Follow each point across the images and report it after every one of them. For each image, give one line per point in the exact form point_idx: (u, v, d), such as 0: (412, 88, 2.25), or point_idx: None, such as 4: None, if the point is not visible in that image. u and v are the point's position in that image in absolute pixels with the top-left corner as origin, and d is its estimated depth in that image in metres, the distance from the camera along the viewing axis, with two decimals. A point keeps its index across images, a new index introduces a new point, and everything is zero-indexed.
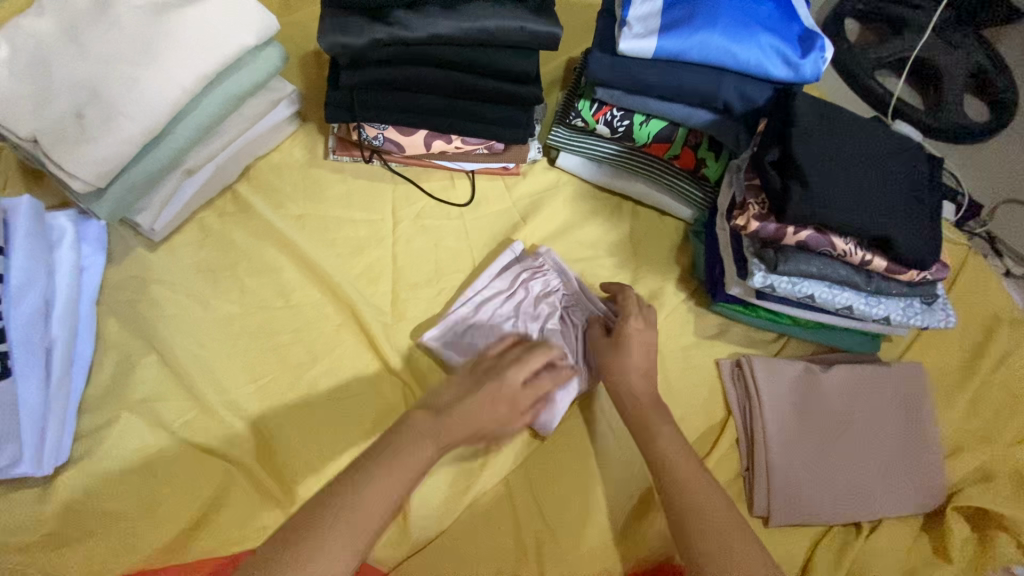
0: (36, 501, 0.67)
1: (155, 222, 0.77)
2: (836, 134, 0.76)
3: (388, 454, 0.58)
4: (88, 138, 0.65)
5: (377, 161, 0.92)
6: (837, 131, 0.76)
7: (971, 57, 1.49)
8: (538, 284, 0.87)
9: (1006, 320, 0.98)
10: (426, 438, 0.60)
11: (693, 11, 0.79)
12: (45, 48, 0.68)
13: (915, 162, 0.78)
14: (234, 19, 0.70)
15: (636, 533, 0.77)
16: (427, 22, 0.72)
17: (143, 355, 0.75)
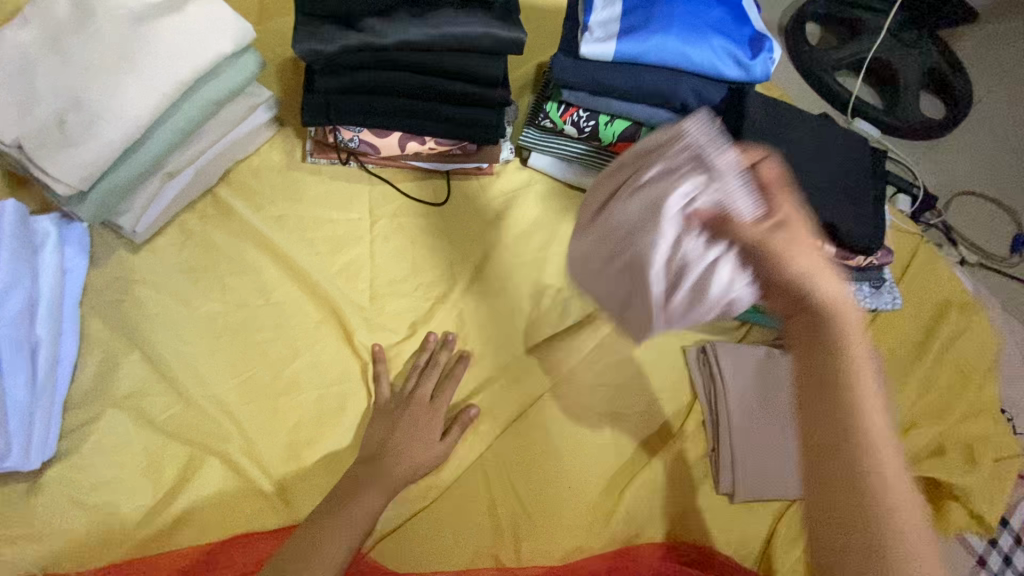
0: (25, 494, 0.69)
1: (136, 224, 0.79)
2: (781, 133, 0.81)
3: (344, 500, 0.70)
4: (70, 144, 0.68)
5: (354, 162, 0.96)
6: (783, 129, 0.81)
7: (929, 56, 1.56)
8: (654, 170, 0.64)
9: (957, 304, 1.03)
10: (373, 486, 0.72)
11: (650, 16, 0.84)
12: (28, 58, 0.71)
13: (858, 157, 0.83)
14: (211, 27, 0.73)
15: (607, 512, 0.81)
16: (396, 29, 0.75)
17: (128, 353, 0.77)
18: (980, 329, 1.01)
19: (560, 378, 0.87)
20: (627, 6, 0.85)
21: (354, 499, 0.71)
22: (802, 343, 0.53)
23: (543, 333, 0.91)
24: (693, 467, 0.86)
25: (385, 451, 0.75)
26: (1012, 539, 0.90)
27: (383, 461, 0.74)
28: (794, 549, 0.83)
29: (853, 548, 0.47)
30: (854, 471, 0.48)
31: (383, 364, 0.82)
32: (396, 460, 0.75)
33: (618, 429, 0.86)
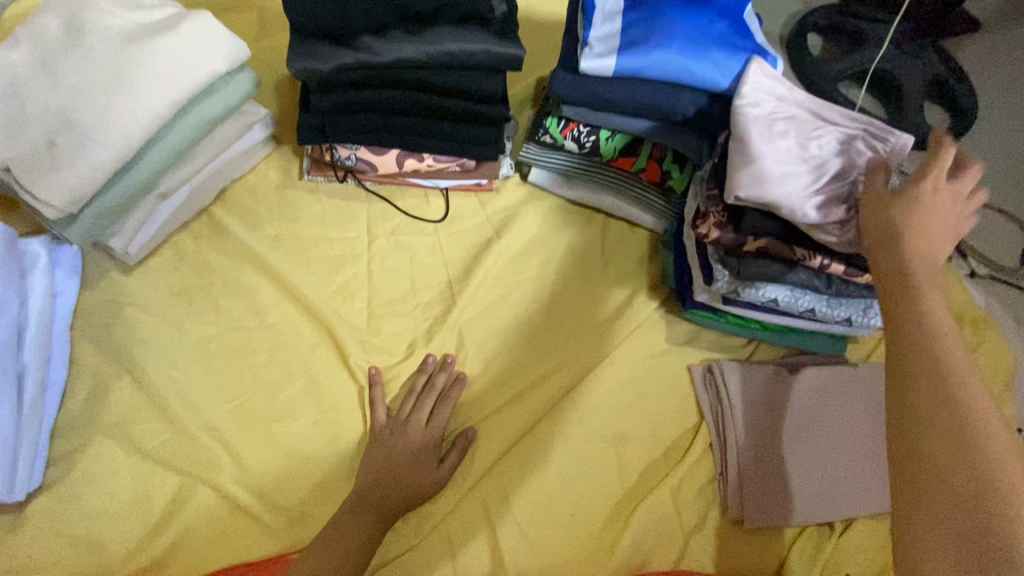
0: (9, 527, 0.66)
1: (128, 246, 0.78)
2: None
3: (337, 532, 0.69)
4: (60, 166, 0.66)
5: (351, 180, 0.94)
6: None
7: (930, 66, 1.55)
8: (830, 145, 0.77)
9: (967, 319, 1.00)
10: (371, 513, 0.71)
11: (650, 31, 0.82)
12: (17, 79, 0.69)
13: None
14: (205, 46, 0.72)
15: (612, 538, 0.78)
16: (393, 48, 0.74)
17: (118, 378, 0.75)
18: (994, 345, 0.98)
19: (562, 399, 0.85)
20: (626, 22, 0.83)
21: (343, 535, 0.69)
22: (892, 379, 0.57)
23: (544, 353, 0.89)
24: (702, 492, 0.83)
25: (378, 482, 0.73)
26: None
27: (375, 494, 0.72)
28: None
29: (976, 558, 0.45)
30: (981, 482, 0.47)
31: (379, 387, 0.80)
32: (389, 493, 0.73)
33: (622, 453, 0.84)
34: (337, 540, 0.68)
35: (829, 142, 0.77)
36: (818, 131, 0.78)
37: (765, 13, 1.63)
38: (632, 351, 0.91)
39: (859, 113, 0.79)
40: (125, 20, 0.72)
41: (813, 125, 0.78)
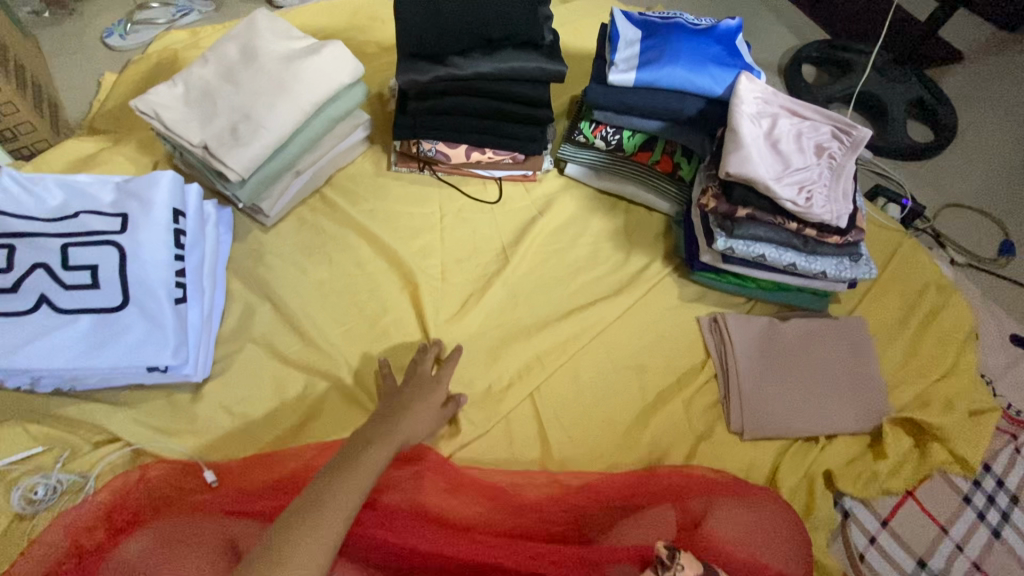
0: (187, 402, 0.89)
1: (271, 208, 1.04)
2: None
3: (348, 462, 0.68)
4: (241, 144, 0.93)
5: (427, 171, 1.21)
6: None
7: (913, 88, 1.77)
8: (812, 140, 1.01)
9: (934, 285, 1.20)
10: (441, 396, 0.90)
11: (661, 53, 1.08)
12: (209, 87, 0.98)
13: None
14: (338, 66, 1.01)
15: (635, 439, 0.99)
16: (473, 64, 1.01)
17: (262, 305, 1.00)
18: (955, 307, 1.17)
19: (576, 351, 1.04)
20: (643, 47, 1.10)
21: (357, 466, 0.67)
22: None
23: (579, 303, 1.11)
24: (707, 411, 1.03)
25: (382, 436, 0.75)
26: (994, 483, 1.04)
27: (378, 443, 0.73)
28: (798, 477, 0.98)
29: None
30: None
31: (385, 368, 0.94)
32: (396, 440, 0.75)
33: (642, 379, 1.04)
34: (345, 480, 0.64)
35: (811, 136, 1.01)
36: (802, 128, 1.02)
37: (763, 47, 1.90)
38: (650, 303, 1.13)
39: (829, 110, 1.02)
40: (283, 47, 1.01)
41: (798, 124, 1.02)
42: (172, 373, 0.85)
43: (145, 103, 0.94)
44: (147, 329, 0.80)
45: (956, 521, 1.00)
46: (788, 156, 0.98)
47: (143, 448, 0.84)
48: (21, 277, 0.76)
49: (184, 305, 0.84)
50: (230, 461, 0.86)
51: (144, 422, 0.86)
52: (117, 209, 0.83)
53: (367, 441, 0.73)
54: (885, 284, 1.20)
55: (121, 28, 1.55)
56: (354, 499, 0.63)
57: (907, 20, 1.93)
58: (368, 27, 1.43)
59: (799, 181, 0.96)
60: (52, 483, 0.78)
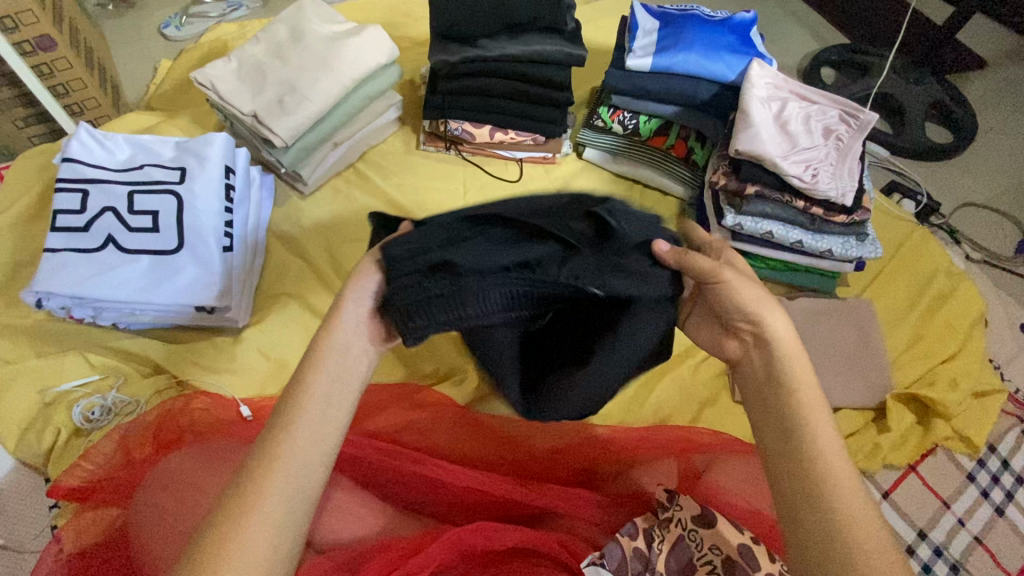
0: (227, 343, 0.98)
1: (310, 176, 1.13)
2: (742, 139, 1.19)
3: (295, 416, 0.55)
4: (287, 113, 1.03)
5: (453, 150, 1.28)
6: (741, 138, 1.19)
7: (933, 90, 1.78)
8: (821, 123, 1.06)
9: (944, 272, 1.22)
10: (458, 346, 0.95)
11: (677, 41, 1.14)
12: (260, 63, 1.08)
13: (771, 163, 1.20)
14: (375, 46, 1.09)
15: (641, 401, 1.03)
16: (499, 46, 1.09)
17: (297, 263, 1.08)
18: (964, 293, 1.19)
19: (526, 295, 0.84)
20: (660, 35, 1.16)
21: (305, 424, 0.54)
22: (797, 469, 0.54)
23: None
24: (713, 379, 1.07)
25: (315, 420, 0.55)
26: (999, 463, 1.06)
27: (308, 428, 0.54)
28: None
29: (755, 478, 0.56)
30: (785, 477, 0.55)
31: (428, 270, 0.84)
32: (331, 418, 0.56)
33: None
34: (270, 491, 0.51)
35: (820, 118, 1.07)
36: (811, 111, 1.07)
37: (782, 49, 1.95)
38: None
39: (837, 96, 1.08)
40: (327, 29, 1.11)
41: (806, 107, 1.08)
42: (216, 315, 0.93)
43: (203, 75, 1.05)
44: (198, 272, 0.89)
45: (958, 497, 1.02)
46: (796, 135, 1.03)
47: (187, 381, 0.93)
48: (93, 219, 0.88)
49: (230, 253, 0.93)
50: (262, 398, 0.93)
51: (189, 359, 0.95)
52: (176, 164, 0.93)
53: (281, 428, 0.53)
54: (895, 269, 1.23)
55: (177, 21, 1.68)
56: (298, 474, 0.52)
57: (926, 25, 1.96)
58: (403, 21, 1.53)
59: (806, 157, 1.01)
60: (106, 405, 0.87)
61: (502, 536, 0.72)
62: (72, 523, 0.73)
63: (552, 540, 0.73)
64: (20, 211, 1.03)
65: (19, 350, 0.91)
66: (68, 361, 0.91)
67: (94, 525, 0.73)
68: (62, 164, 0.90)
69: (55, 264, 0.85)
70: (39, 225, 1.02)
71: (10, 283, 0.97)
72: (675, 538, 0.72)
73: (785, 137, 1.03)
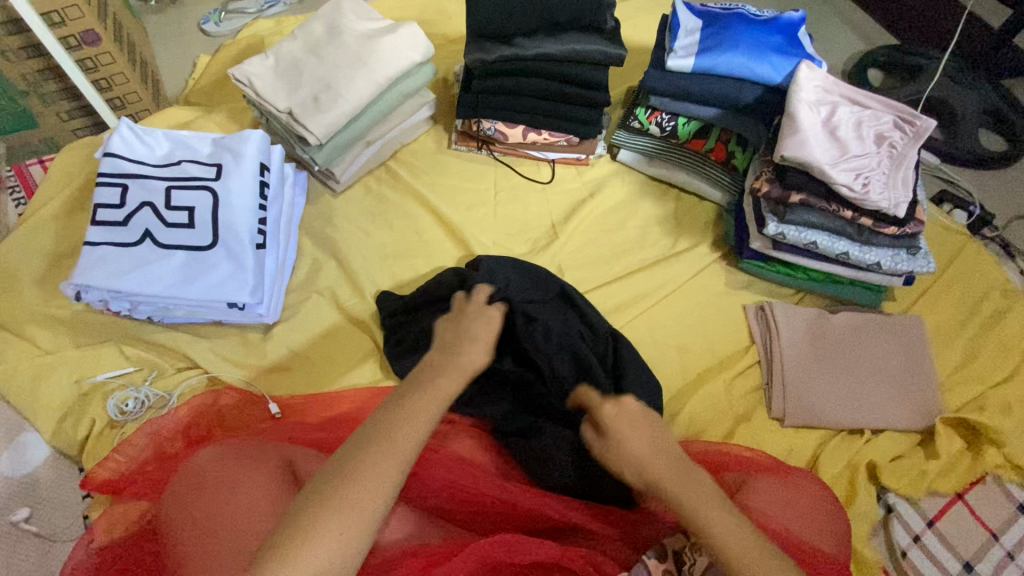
0: (258, 340, 0.98)
1: (342, 174, 1.13)
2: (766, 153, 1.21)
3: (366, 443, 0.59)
4: (322, 110, 1.02)
5: (485, 150, 1.26)
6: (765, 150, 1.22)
7: (987, 96, 1.69)
8: (874, 129, 1.01)
9: (999, 289, 1.16)
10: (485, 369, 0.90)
11: (721, 41, 1.10)
12: (297, 60, 1.08)
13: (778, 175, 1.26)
14: (412, 44, 1.08)
15: (673, 414, 1.00)
16: (537, 45, 1.07)
17: (327, 260, 1.08)
18: (1020, 312, 1.12)
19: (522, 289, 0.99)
20: (703, 35, 1.12)
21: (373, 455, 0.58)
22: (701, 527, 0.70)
23: (626, 281, 1.13)
24: (747, 395, 1.04)
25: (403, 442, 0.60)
26: None
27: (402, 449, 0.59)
28: (840, 465, 0.97)
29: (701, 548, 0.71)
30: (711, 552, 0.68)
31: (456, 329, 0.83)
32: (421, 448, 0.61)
33: (683, 358, 1.06)
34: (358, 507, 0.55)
35: (872, 124, 1.01)
36: (863, 117, 1.02)
37: (826, 50, 1.87)
38: (695, 288, 1.14)
39: (892, 100, 1.03)
40: (364, 27, 1.11)
41: (857, 112, 1.02)
42: (247, 312, 0.94)
43: (241, 71, 1.05)
44: (231, 269, 0.89)
45: (1010, 529, 0.96)
46: (846, 143, 0.98)
47: (218, 377, 0.94)
48: (131, 213, 0.89)
49: (263, 251, 0.93)
50: (290, 397, 0.93)
51: (221, 354, 0.96)
52: (213, 160, 0.94)
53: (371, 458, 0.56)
54: (945, 284, 1.17)
55: (216, 16, 1.70)
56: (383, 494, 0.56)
57: (980, 25, 1.87)
58: (437, 19, 1.52)
59: (855, 166, 0.96)
60: (140, 398, 0.88)
61: (528, 549, 0.70)
62: (105, 515, 0.74)
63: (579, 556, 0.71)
64: (63, 202, 1.05)
65: (60, 340, 0.93)
66: (105, 353, 0.92)
67: (126, 517, 0.74)
68: (103, 159, 0.91)
69: (94, 258, 0.86)
70: (81, 217, 1.04)
71: (51, 274, 0.99)
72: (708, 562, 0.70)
73: (834, 144, 0.98)
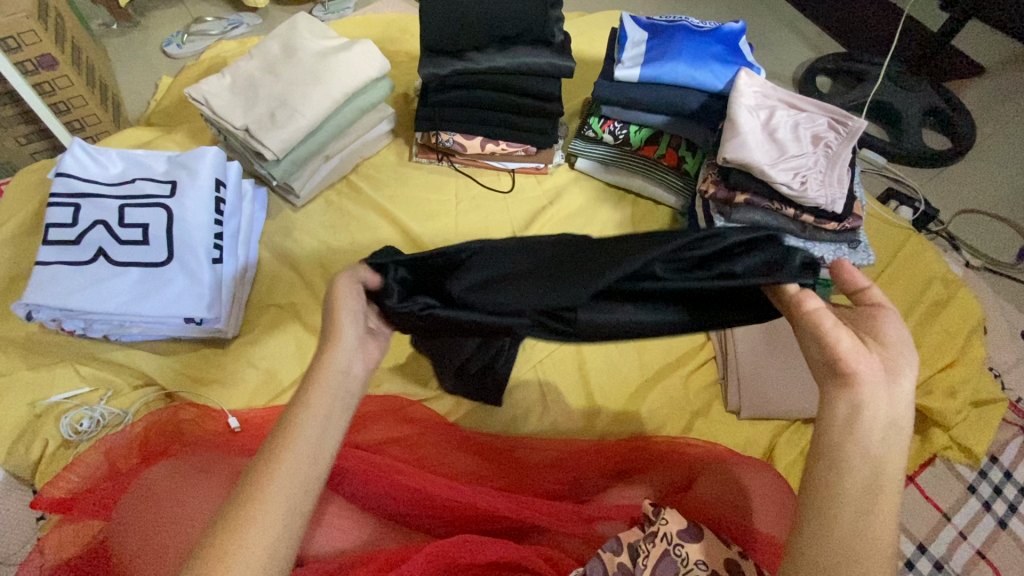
0: (218, 355, 0.98)
1: (302, 188, 1.14)
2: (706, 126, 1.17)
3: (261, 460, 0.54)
4: (278, 127, 1.04)
5: (446, 162, 1.29)
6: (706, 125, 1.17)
7: (930, 96, 1.76)
8: (812, 131, 1.06)
9: (941, 279, 1.21)
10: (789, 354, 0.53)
11: (665, 51, 1.15)
12: (253, 78, 1.10)
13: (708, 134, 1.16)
14: (367, 61, 1.11)
15: (635, 413, 1.02)
16: (488, 59, 1.11)
17: (289, 274, 1.09)
18: (962, 300, 1.18)
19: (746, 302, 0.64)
20: (648, 46, 1.17)
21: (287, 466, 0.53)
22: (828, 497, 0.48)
23: None
24: (705, 390, 1.06)
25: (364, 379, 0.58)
26: (1001, 473, 1.04)
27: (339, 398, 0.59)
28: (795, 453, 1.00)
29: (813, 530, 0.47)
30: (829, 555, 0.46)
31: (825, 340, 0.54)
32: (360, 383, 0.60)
33: (643, 358, 1.08)
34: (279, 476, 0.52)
35: (808, 126, 1.07)
36: (803, 120, 1.07)
37: (776, 58, 1.95)
38: None
39: (827, 103, 1.08)
40: (320, 45, 1.13)
41: (794, 115, 1.08)
42: (206, 327, 0.94)
43: (196, 90, 1.07)
44: (187, 283, 0.89)
45: (959, 508, 1.00)
46: (784, 146, 1.03)
47: (176, 393, 0.94)
48: (84, 231, 0.89)
49: (220, 266, 0.94)
50: (250, 410, 0.93)
51: (179, 371, 0.95)
52: (168, 177, 0.95)
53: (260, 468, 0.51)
54: (891, 276, 1.22)
55: (179, 38, 1.71)
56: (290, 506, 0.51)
57: (920, 32, 1.97)
58: (398, 37, 1.55)
59: (793, 167, 1.01)
60: (95, 417, 0.88)
61: (481, 550, 0.71)
62: (55, 534, 0.73)
63: (535, 555, 0.72)
64: (17, 225, 1.05)
65: (12, 362, 0.92)
66: (59, 373, 0.92)
67: (78, 536, 0.73)
68: (56, 179, 0.92)
69: (46, 277, 0.86)
70: (37, 238, 1.04)
71: (5, 297, 0.98)
72: (661, 553, 0.70)
73: (773, 146, 1.03)
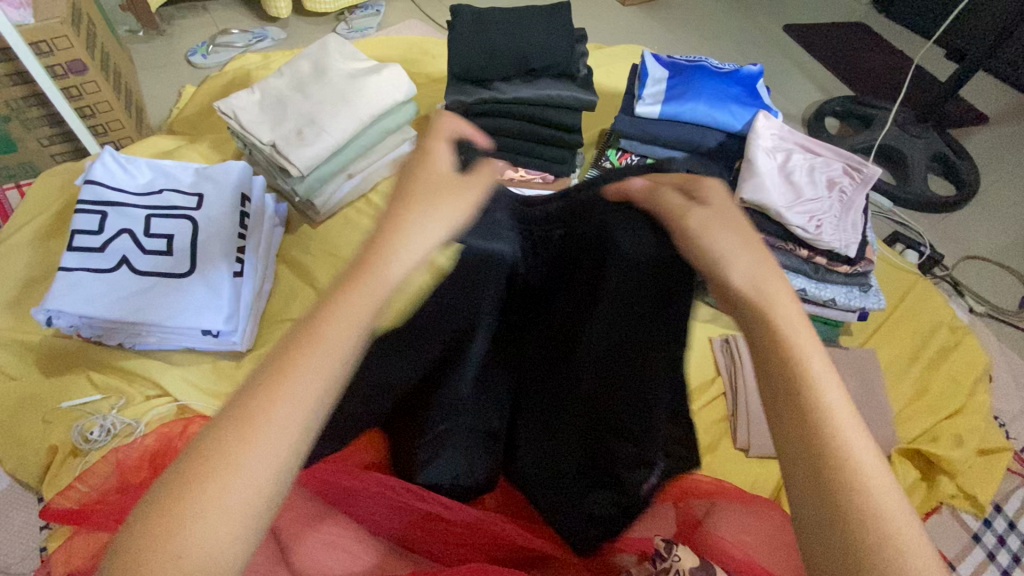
0: (230, 368, 0.97)
1: (322, 206, 1.15)
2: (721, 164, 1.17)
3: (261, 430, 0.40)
4: (304, 144, 1.05)
5: None
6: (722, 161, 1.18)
7: (934, 144, 1.80)
8: (829, 175, 1.09)
9: (947, 326, 1.23)
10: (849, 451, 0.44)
11: (685, 90, 1.18)
12: (282, 96, 1.12)
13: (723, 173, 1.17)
14: (396, 85, 1.13)
15: None
16: (514, 90, 1.12)
17: (303, 290, 1.09)
18: (968, 348, 1.19)
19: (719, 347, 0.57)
20: (669, 85, 1.20)
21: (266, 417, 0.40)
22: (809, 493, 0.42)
23: None
24: (713, 425, 1.07)
25: (784, 430, 0.44)
26: (1005, 524, 1.04)
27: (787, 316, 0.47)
28: None
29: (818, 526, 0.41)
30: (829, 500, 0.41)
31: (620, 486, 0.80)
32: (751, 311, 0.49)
33: None
34: (247, 444, 0.39)
35: (824, 170, 1.10)
36: (821, 167, 1.10)
37: (788, 99, 1.99)
38: None
39: (841, 149, 1.12)
40: (349, 67, 1.16)
41: (810, 159, 1.11)
42: (222, 340, 0.94)
43: (227, 105, 1.09)
44: (206, 296, 0.90)
45: (963, 558, 1.00)
46: (801, 191, 1.05)
47: (188, 405, 0.92)
48: (109, 239, 0.90)
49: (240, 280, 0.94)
50: None
51: (191, 382, 0.95)
52: (195, 190, 0.97)
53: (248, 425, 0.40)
54: (896, 321, 1.23)
55: (203, 49, 1.74)
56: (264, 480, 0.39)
57: (927, 82, 2.02)
58: (419, 59, 1.58)
59: (808, 208, 1.04)
60: (106, 425, 0.85)
61: None
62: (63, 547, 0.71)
63: None
64: (37, 228, 1.05)
65: (25, 366, 0.93)
66: (71, 381, 0.91)
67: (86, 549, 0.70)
68: (85, 186, 0.93)
69: (69, 283, 0.86)
70: (56, 241, 1.05)
71: (21, 298, 0.98)
72: None
73: (790, 190, 1.06)
